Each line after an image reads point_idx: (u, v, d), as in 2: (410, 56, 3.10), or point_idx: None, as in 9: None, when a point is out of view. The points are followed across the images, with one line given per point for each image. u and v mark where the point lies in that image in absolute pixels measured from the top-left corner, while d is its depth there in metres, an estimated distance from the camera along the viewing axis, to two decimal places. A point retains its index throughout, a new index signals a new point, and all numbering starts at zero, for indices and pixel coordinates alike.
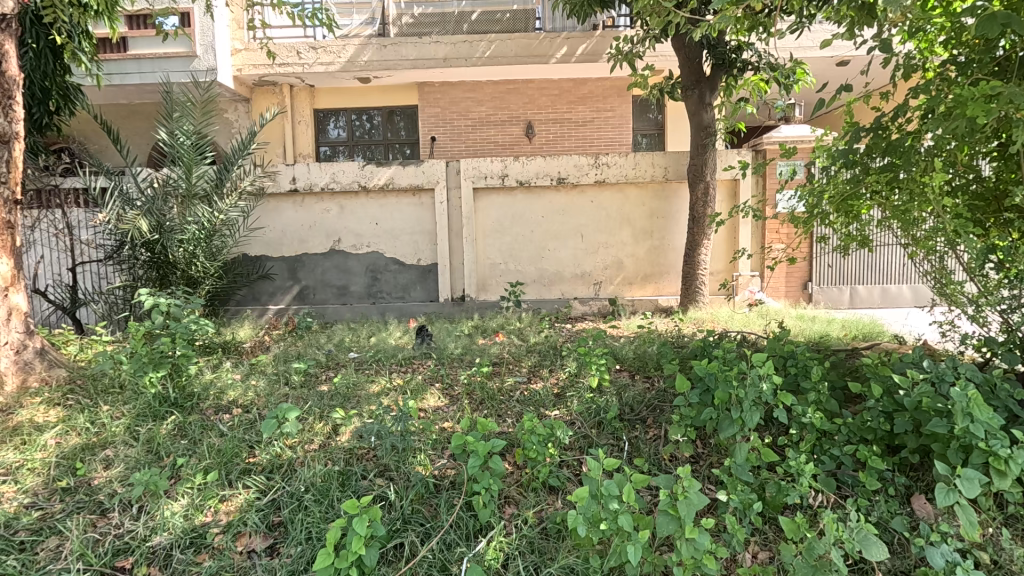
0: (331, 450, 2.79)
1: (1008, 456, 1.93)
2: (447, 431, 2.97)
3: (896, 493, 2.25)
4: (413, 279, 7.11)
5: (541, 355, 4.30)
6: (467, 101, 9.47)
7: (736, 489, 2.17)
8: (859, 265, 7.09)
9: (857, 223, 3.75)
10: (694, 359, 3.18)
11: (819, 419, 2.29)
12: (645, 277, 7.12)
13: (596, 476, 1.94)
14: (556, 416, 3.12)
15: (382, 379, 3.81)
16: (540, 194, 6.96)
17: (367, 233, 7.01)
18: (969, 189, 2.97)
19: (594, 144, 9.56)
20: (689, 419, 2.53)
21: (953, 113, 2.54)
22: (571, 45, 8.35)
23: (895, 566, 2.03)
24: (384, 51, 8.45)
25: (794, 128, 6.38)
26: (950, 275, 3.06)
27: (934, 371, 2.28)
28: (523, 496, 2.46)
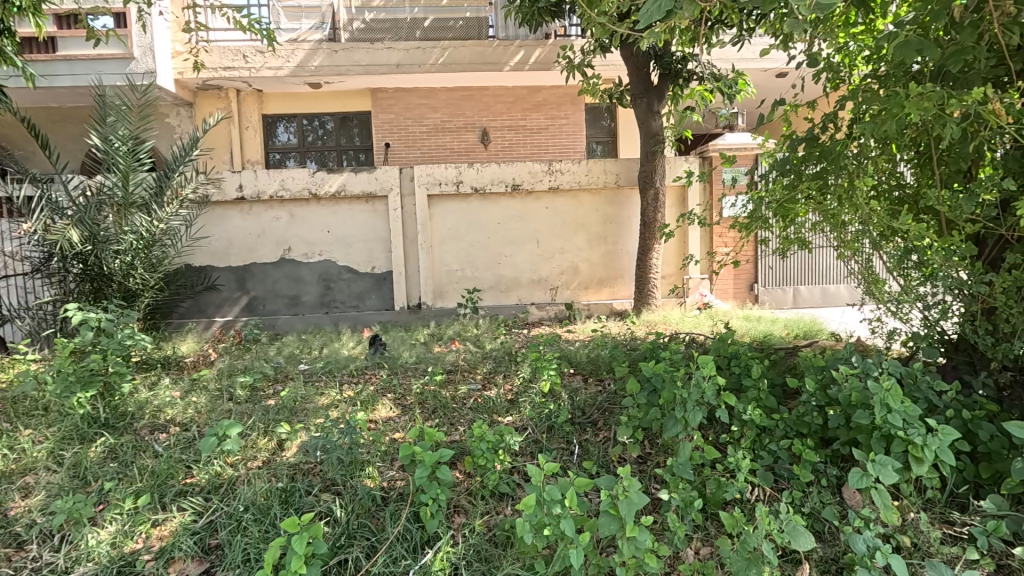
0: (275, 465, 2.70)
1: (923, 443, 2.06)
2: (397, 441, 2.93)
3: (829, 484, 2.33)
4: (368, 287, 6.98)
5: (495, 361, 4.30)
6: (421, 107, 9.41)
7: (678, 488, 2.21)
8: (802, 267, 7.44)
9: (795, 226, 3.95)
10: (644, 360, 3.26)
11: (758, 415, 2.40)
12: (600, 281, 7.23)
13: (541, 483, 1.94)
14: (508, 422, 3.11)
15: (332, 391, 3.71)
16: (495, 201, 6.98)
17: (319, 242, 6.84)
18: (891, 194, 3.13)
19: (549, 150, 9.67)
20: (636, 419, 2.57)
21: (880, 117, 2.68)
22: (525, 52, 8.46)
23: (826, 554, 2.12)
24: (335, 56, 8.31)
25: (737, 136, 6.59)
26: (875, 274, 3.24)
27: (862, 366, 2.41)
28: (473, 504, 2.43)
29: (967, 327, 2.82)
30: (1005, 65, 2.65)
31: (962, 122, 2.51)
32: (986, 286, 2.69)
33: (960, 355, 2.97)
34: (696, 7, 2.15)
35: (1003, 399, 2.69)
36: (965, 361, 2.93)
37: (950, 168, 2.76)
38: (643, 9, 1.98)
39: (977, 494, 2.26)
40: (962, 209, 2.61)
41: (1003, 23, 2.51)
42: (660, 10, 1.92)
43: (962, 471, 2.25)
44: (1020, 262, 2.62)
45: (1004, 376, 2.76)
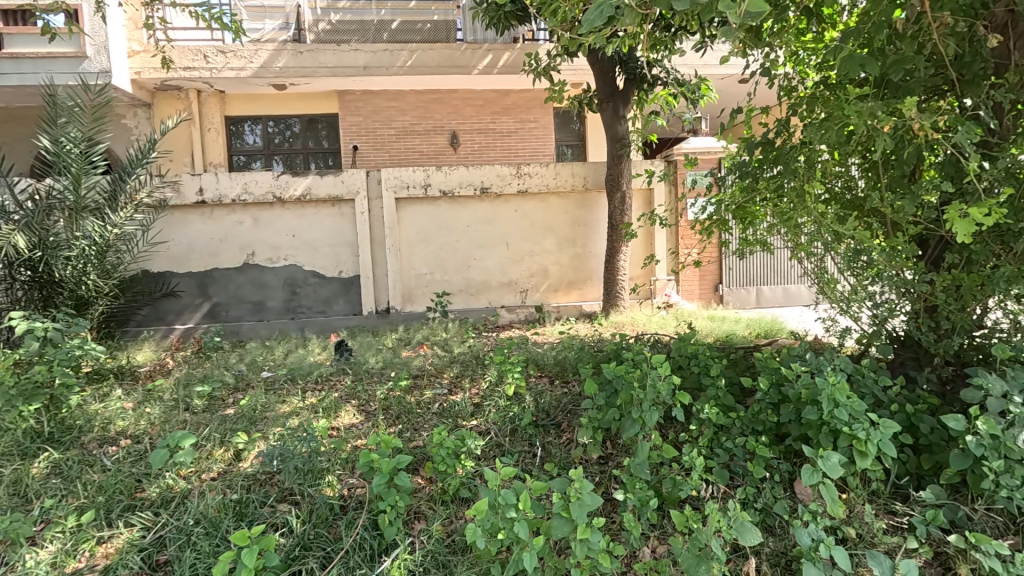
0: (230, 476, 2.63)
1: (867, 437, 2.13)
2: (359, 448, 2.90)
3: (782, 479, 2.40)
4: (335, 291, 6.86)
5: (462, 365, 4.29)
6: (390, 110, 9.33)
7: (635, 488, 2.24)
8: (765, 268, 7.67)
9: (755, 229, 4.04)
10: (608, 362, 3.29)
11: (715, 415, 2.45)
12: (570, 283, 7.28)
13: (495, 487, 1.94)
14: (472, 426, 3.10)
15: (294, 399, 3.63)
16: (463, 204, 6.96)
17: (284, 246, 6.71)
18: (842, 197, 3.15)
19: (518, 153, 9.71)
20: (597, 421, 2.59)
21: (827, 124, 2.78)
22: (493, 56, 8.50)
23: (777, 548, 2.19)
24: (300, 57, 8.16)
25: (702, 140, 6.71)
26: (827, 275, 3.30)
27: (814, 363, 2.48)
28: (434, 509, 2.42)
29: (912, 325, 2.93)
30: (944, 73, 2.76)
31: (896, 131, 2.61)
32: (928, 285, 2.80)
33: (907, 351, 3.07)
34: (638, 15, 2.16)
35: (945, 393, 2.82)
36: (911, 357, 3.03)
37: (892, 172, 2.85)
38: (587, 14, 1.95)
39: (919, 484, 2.36)
40: (905, 211, 2.69)
41: (941, 33, 2.62)
42: (603, 15, 1.93)
43: (906, 464, 2.35)
44: (959, 262, 2.74)
45: (946, 370, 2.88)
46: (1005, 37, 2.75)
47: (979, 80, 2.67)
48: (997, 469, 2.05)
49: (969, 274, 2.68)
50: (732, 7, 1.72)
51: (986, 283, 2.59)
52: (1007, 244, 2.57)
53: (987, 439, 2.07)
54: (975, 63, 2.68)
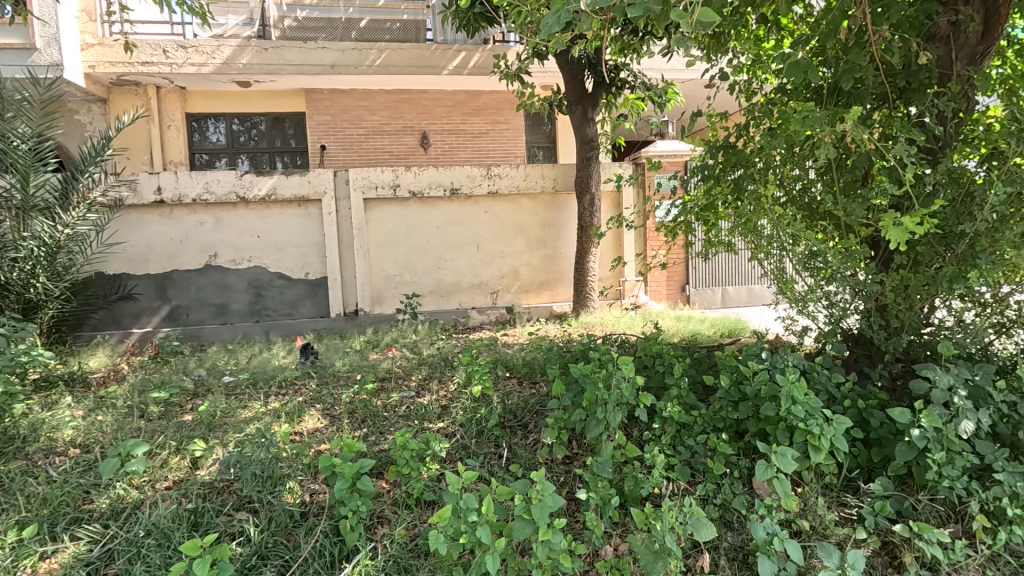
0: (185, 485, 2.55)
1: (821, 432, 2.18)
2: (321, 453, 2.84)
3: (741, 475, 2.46)
4: (301, 293, 6.72)
5: (431, 367, 4.25)
6: (358, 110, 9.21)
7: (598, 487, 2.26)
8: (730, 268, 7.89)
9: (719, 231, 4.12)
10: (575, 362, 3.32)
11: (677, 413, 2.49)
12: (540, 284, 7.31)
13: (455, 490, 1.93)
14: (438, 429, 3.08)
15: (256, 404, 3.55)
16: (433, 205, 6.90)
17: (247, 247, 6.54)
18: (800, 199, 3.20)
19: (489, 154, 9.70)
20: (562, 421, 2.60)
21: (781, 130, 2.90)
22: (463, 57, 8.47)
23: (734, 542, 2.24)
24: (265, 55, 7.97)
25: (669, 143, 6.82)
26: (786, 277, 3.26)
27: (772, 361, 2.55)
28: (397, 514, 2.40)
29: (865, 323, 3.03)
30: (890, 82, 2.87)
31: (839, 139, 2.71)
32: (880, 285, 2.90)
33: (860, 349, 3.17)
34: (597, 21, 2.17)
35: (896, 389, 2.93)
36: (864, 354, 3.14)
37: (844, 176, 2.94)
38: (545, 20, 1.93)
39: (869, 477, 2.45)
40: (855, 214, 2.79)
41: (883, 44, 2.74)
42: (561, 22, 1.90)
43: (857, 457, 2.44)
44: (907, 262, 2.84)
45: (897, 367, 2.99)
46: (947, 47, 2.85)
47: (924, 88, 2.78)
48: (939, 460, 2.15)
49: (916, 274, 2.78)
50: (685, 16, 1.76)
51: (931, 282, 2.69)
52: (950, 246, 2.68)
53: (931, 432, 2.16)
54: (920, 72, 2.79)
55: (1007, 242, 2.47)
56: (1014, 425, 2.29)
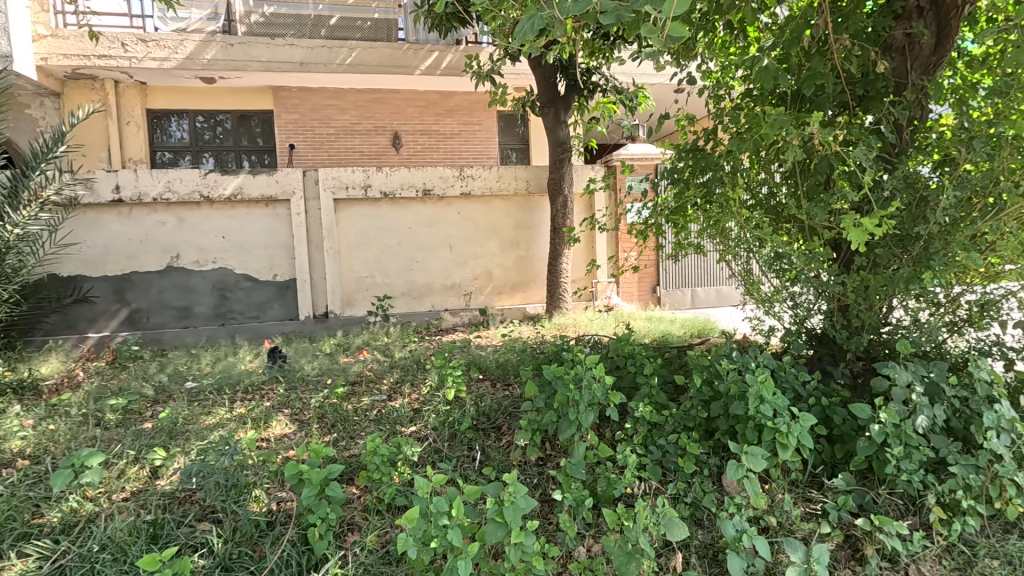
0: (144, 496, 2.45)
1: (787, 430, 2.24)
2: (289, 460, 2.77)
3: (710, 473, 2.50)
4: (269, 296, 6.55)
5: (403, 370, 4.20)
6: (328, 109, 9.05)
7: (571, 488, 2.27)
8: (699, 270, 8.05)
9: (689, 233, 4.19)
10: (548, 363, 3.32)
11: (649, 413, 2.52)
12: (514, 286, 7.31)
13: (425, 494, 1.90)
14: (410, 433, 3.04)
15: (220, 410, 3.44)
16: (405, 205, 6.83)
17: (212, 248, 6.34)
18: (767, 203, 3.27)
19: (462, 156, 9.66)
20: (535, 423, 2.60)
21: (749, 133, 2.97)
22: (436, 57, 8.41)
23: (705, 540, 2.28)
24: (230, 50, 7.75)
25: (641, 147, 6.89)
26: (752, 277, 3.41)
27: (740, 361, 2.61)
28: (367, 520, 2.35)
29: (828, 323, 3.12)
30: (849, 91, 2.99)
31: (803, 143, 2.79)
32: (841, 286, 2.99)
33: (823, 348, 3.25)
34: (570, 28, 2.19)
35: (857, 387, 3.02)
36: (827, 353, 3.22)
37: (807, 180, 3.01)
38: (518, 26, 1.96)
39: (833, 472, 2.51)
40: (818, 217, 2.86)
41: (843, 52, 2.86)
42: (534, 28, 1.93)
43: (821, 454, 2.51)
44: (867, 264, 2.93)
45: (858, 365, 3.08)
46: (902, 58, 2.97)
47: (881, 97, 2.91)
48: (897, 455, 2.22)
49: (875, 275, 2.87)
50: (655, 30, 1.79)
51: (889, 283, 2.78)
52: (906, 248, 2.78)
53: (890, 428, 2.24)
54: (877, 82, 2.91)
55: (959, 245, 2.58)
56: (966, 420, 2.39)
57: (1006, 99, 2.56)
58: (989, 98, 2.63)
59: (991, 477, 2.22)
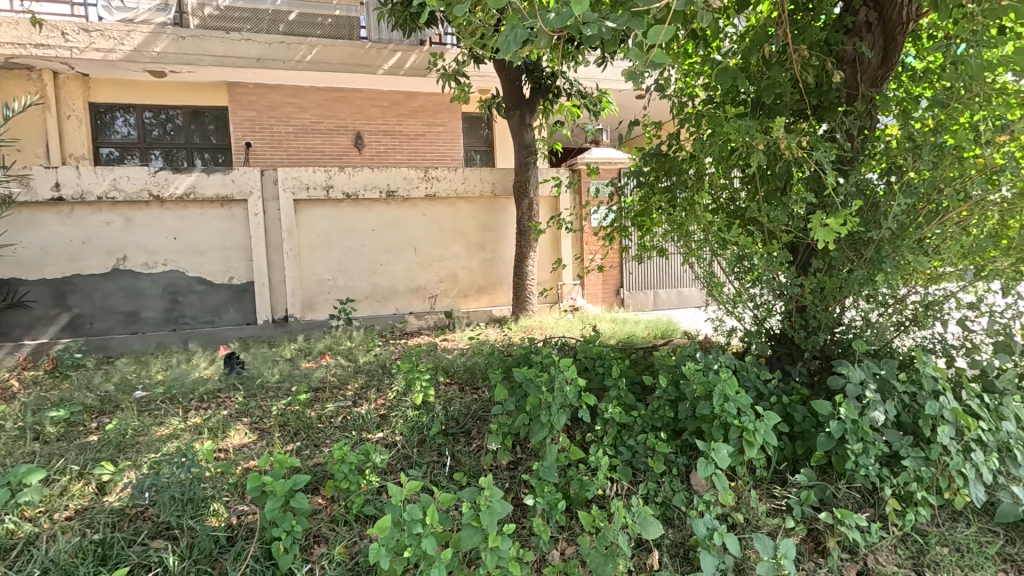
0: (90, 514, 2.29)
1: (752, 428, 2.30)
2: (250, 471, 2.66)
3: (679, 472, 2.54)
4: (225, 299, 6.29)
5: (368, 375, 4.10)
6: (287, 106, 8.78)
7: (544, 491, 2.27)
8: (660, 272, 8.23)
9: (653, 235, 4.26)
10: (516, 366, 3.30)
11: (618, 414, 2.54)
12: (480, 288, 7.28)
13: (398, 503, 1.85)
14: (378, 439, 2.97)
15: (173, 420, 3.27)
16: (368, 206, 6.70)
17: (162, 250, 6.04)
18: (728, 206, 3.38)
19: (426, 157, 9.55)
20: (506, 427, 2.58)
21: (713, 138, 3.05)
22: (399, 57, 8.29)
23: (676, 538, 2.31)
24: (182, 43, 7.43)
25: (605, 151, 6.99)
26: (715, 279, 3.52)
27: (705, 361, 2.67)
28: (335, 531, 2.28)
29: (786, 323, 3.24)
30: (805, 100, 3.11)
31: (766, 149, 2.87)
32: (799, 288, 3.10)
33: (782, 347, 3.36)
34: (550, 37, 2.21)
35: (814, 385, 3.14)
36: (786, 352, 3.33)
37: (768, 185, 3.10)
38: (501, 36, 1.98)
39: (795, 468, 2.59)
40: (779, 220, 2.95)
41: (800, 63, 2.98)
42: (517, 39, 1.96)
43: (783, 450, 2.59)
44: (822, 267, 3.05)
45: (815, 364, 3.20)
46: (852, 70, 3.10)
47: (834, 107, 3.05)
48: (855, 450, 2.32)
49: (831, 277, 2.99)
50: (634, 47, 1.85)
51: (844, 285, 2.90)
52: (859, 251, 2.91)
53: (848, 424, 2.34)
54: (830, 92, 3.06)
55: (908, 248, 2.72)
56: (915, 414, 2.51)
57: (946, 110, 2.71)
58: (932, 109, 2.79)
59: (941, 469, 2.34)
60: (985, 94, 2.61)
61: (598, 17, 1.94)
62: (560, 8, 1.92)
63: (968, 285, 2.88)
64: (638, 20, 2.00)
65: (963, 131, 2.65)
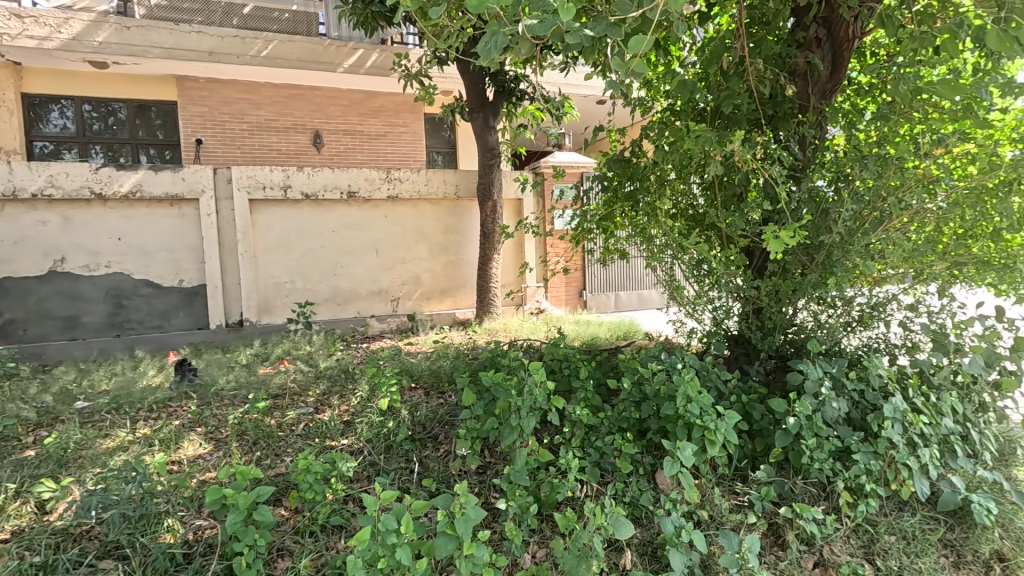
0: (29, 536, 2.14)
1: (715, 427, 2.37)
2: (207, 483, 2.54)
3: (645, 471, 2.59)
4: (174, 303, 6.00)
5: (330, 381, 4.00)
6: (241, 102, 8.47)
7: (515, 495, 2.28)
8: (621, 275, 8.40)
9: (616, 238, 4.34)
10: (483, 369, 3.29)
11: (586, 416, 2.58)
12: (443, 291, 7.23)
13: (373, 512, 1.81)
14: (342, 447, 2.89)
15: (120, 431, 3.09)
16: (327, 207, 6.53)
17: (106, 251, 5.71)
18: (688, 212, 3.48)
19: (387, 157, 9.41)
20: (475, 431, 2.57)
21: (676, 145, 3.14)
22: (360, 56, 8.13)
23: (644, 537, 2.36)
24: (126, 34, 7.05)
25: (568, 155, 7.07)
26: (677, 282, 3.62)
27: (668, 362, 2.73)
28: (300, 544, 2.21)
29: (743, 324, 3.36)
30: (761, 110, 3.23)
31: (726, 158, 2.97)
32: (755, 290, 3.22)
33: (739, 348, 3.48)
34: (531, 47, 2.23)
35: (770, 383, 3.27)
36: (743, 352, 3.46)
37: (726, 191, 3.21)
38: (480, 45, 1.98)
39: (755, 465, 2.70)
40: (737, 225, 3.06)
41: (757, 75, 3.10)
42: (497, 46, 1.95)
43: (744, 447, 2.69)
44: (777, 270, 3.19)
45: (770, 363, 3.34)
46: (804, 83, 3.24)
47: (788, 117, 3.18)
48: (811, 446, 2.43)
49: (785, 280, 3.13)
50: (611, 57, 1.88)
51: (798, 288, 3.05)
52: (810, 255, 3.06)
53: (804, 420, 2.45)
54: (784, 103, 3.19)
55: (857, 253, 2.87)
56: (864, 411, 2.66)
57: (889, 124, 2.89)
58: (875, 122, 2.96)
59: (888, 462, 2.48)
60: (923, 110, 2.80)
61: (578, 26, 1.97)
62: (542, 17, 1.95)
63: (909, 287, 3.05)
64: (616, 28, 2.04)
65: (904, 144, 2.82)
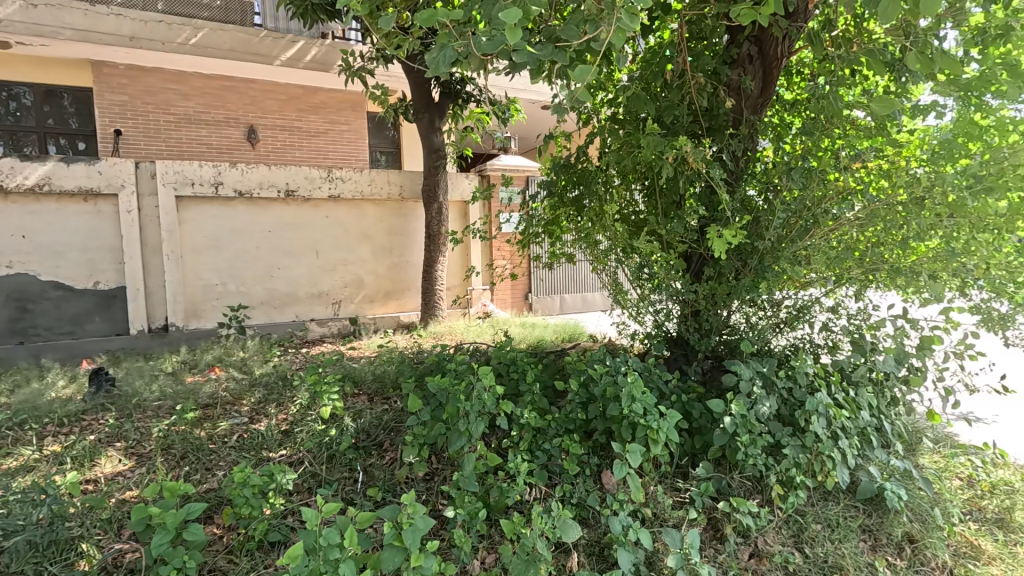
0: None
1: (658, 426, 2.45)
2: (128, 503, 2.35)
3: (591, 472, 2.64)
4: (88, 307, 5.52)
5: (267, 388, 3.79)
6: (167, 92, 7.93)
7: (464, 502, 2.25)
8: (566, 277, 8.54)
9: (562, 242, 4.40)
10: (429, 374, 3.23)
11: (534, 419, 2.59)
12: (386, 294, 7.06)
13: (313, 528, 1.74)
14: (281, 459, 2.76)
15: (24, 448, 2.80)
16: (262, 205, 6.22)
17: (7, 250, 5.18)
18: (630, 217, 3.59)
19: (328, 156, 9.09)
20: (422, 438, 2.52)
21: (620, 153, 3.22)
22: (298, 49, 7.82)
23: (592, 537, 2.40)
24: (32, 12, 6.43)
25: (514, 159, 7.10)
26: (620, 286, 3.71)
27: (614, 364, 2.79)
28: (235, 563, 2.09)
29: (682, 326, 3.48)
30: (698, 122, 3.38)
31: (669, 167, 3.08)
32: (693, 294, 3.35)
33: (678, 349, 3.61)
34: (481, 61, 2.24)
35: (707, 381, 3.41)
36: (682, 353, 3.59)
37: (667, 198, 3.32)
38: (429, 55, 1.97)
39: (694, 462, 2.82)
40: (677, 231, 3.18)
41: (695, 88, 3.26)
42: (446, 58, 1.95)
43: (684, 445, 2.80)
44: (714, 275, 3.34)
45: (707, 363, 3.48)
46: (738, 97, 3.38)
47: (723, 129, 3.34)
48: (745, 442, 2.56)
49: (721, 284, 3.28)
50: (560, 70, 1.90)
51: (733, 291, 3.21)
52: (744, 260, 3.22)
53: (738, 418, 2.58)
54: (720, 116, 3.34)
55: (785, 259, 3.05)
56: (792, 407, 2.83)
57: (812, 139, 3.11)
58: (801, 137, 3.17)
59: (815, 454, 2.65)
60: (842, 127, 3.03)
61: (525, 44, 2.00)
62: (491, 33, 1.93)
63: (830, 290, 3.29)
64: (562, 50, 2.09)
65: (827, 158, 3.04)
